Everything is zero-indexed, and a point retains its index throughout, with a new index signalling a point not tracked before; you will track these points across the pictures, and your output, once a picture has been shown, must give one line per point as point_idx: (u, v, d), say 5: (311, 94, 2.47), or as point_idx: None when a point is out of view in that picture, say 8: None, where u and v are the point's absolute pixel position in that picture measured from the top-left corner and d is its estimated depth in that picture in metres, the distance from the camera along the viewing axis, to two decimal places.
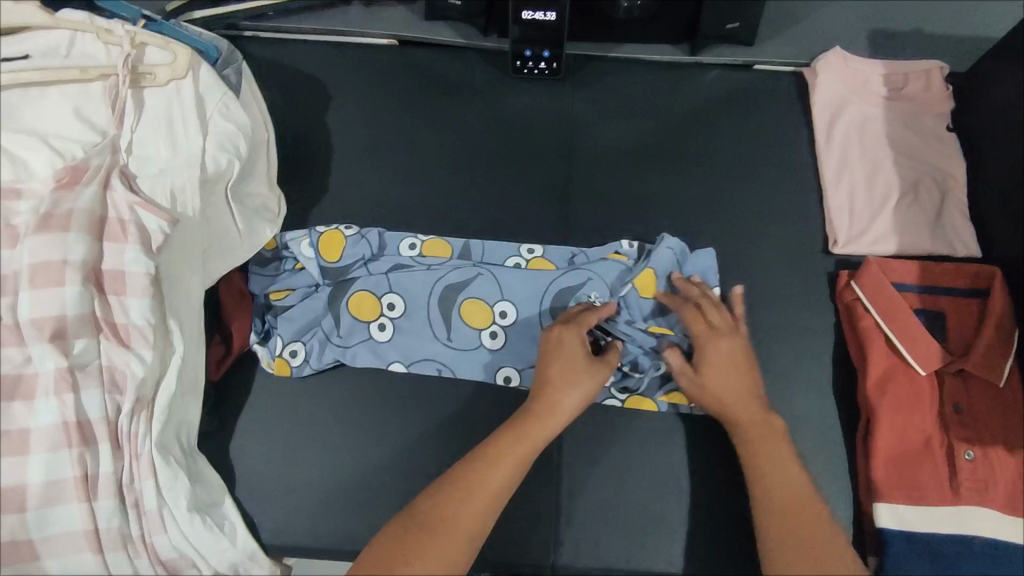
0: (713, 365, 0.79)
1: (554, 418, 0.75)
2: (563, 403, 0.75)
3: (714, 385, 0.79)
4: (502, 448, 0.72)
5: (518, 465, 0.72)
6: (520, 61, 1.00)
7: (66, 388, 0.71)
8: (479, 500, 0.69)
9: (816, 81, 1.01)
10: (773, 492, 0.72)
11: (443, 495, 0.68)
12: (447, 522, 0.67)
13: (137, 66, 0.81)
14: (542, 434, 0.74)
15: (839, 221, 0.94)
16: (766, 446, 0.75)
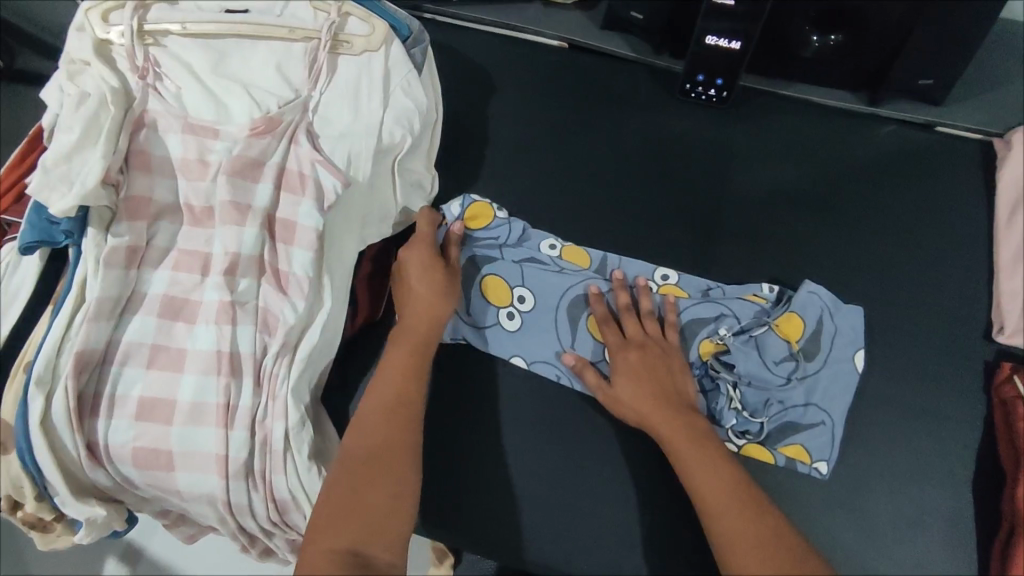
0: (621, 375, 0.80)
1: (415, 331, 0.81)
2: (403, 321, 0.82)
3: (624, 392, 0.80)
4: (393, 354, 0.80)
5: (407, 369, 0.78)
6: (690, 83, 0.99)
7: (227, 319, 0.77)
8: (376, 401, 0.76)
9: (1007, 154, 0.94)
10: (690, 481, 0.73)
11: (374, 402, 0.76)
12: (364, 422, 0.74)
13: (338, 34, 0.87)
14: (418, 344, 0.80)
15: (1010, 308, 0.87)
16: (687, 442, 0.75)
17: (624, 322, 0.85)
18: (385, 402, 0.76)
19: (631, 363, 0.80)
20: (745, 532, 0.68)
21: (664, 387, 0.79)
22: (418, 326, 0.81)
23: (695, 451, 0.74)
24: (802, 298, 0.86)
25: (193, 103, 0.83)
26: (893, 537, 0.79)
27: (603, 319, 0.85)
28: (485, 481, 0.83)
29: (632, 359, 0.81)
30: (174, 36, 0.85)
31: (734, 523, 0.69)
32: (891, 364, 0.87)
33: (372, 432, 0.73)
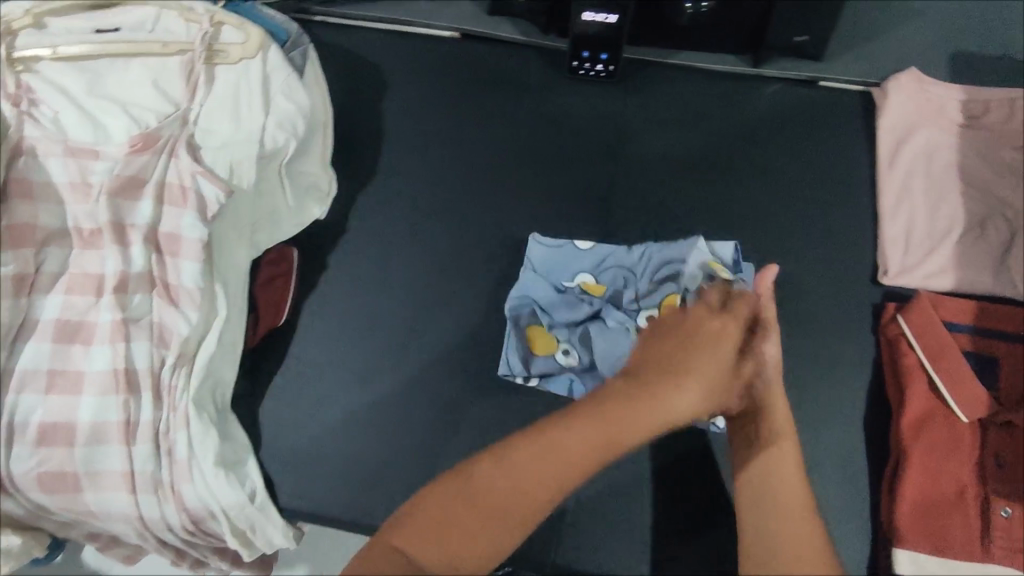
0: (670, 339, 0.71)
1: (658, 392, 0.66)
2: (681, 391, 0.66)
3: (658, 355, 0.69)
4: (622, 408, 0.64)
5: (633, 436, 0.64)
6: (576, 61, 1.00)
7: (120, 337, 0.78)
8: (570, 465, 0.62)
9: (885, 102, 0.96)
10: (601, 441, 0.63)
11: (576, 449, 0.62)
12: (489, 482, 0.60)
13: (213, 44, 0.85)
14: (660, 415, 0.65)
15: (892, 251, 0.90)
16: (643, 415, 0.65)
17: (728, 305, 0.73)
18: (573, 473, 0.62)
19: (722, 347, 0.70)
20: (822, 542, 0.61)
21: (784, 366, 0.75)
22: (671, 398, 0.66)
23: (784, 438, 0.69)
24: (684, 256, 0.88)
25: (72, 127, 0.83)
26: None
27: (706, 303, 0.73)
28: (400, 471, 0.86)
29: (722, 345, 0.70)
30: (46, 61, 0.83)
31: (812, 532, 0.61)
32: (784, 317, 0.89)
33: (524, 502, 0.60)
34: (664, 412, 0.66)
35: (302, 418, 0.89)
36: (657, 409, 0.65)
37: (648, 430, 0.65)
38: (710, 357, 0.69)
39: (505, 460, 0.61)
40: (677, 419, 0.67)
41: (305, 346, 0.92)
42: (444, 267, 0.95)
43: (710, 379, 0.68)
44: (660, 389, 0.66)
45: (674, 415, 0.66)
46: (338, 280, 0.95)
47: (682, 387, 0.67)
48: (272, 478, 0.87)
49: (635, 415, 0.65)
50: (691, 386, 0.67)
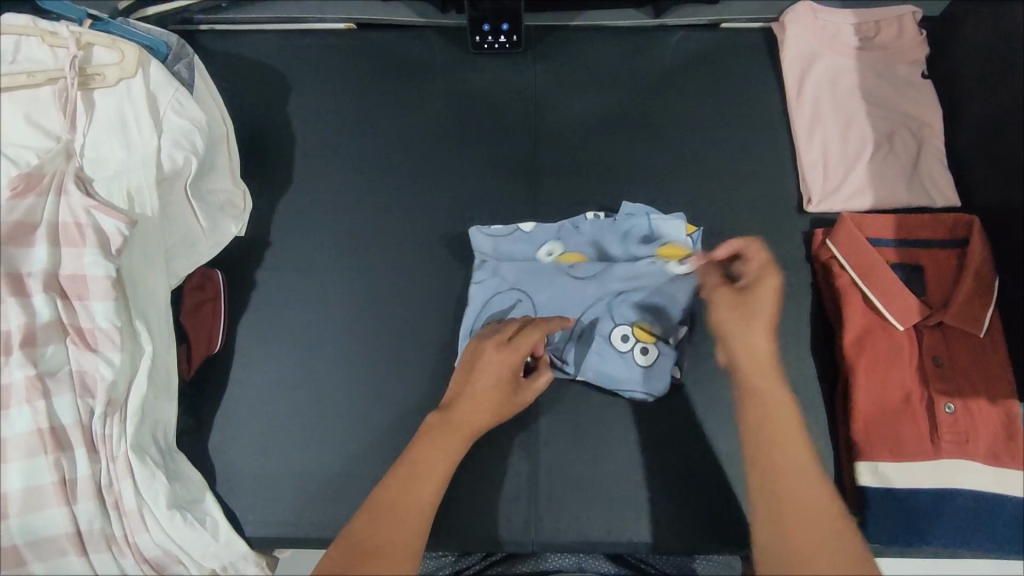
0: (479, 371, 0.74)
1: (454, 417, 0.72)
2: (469, 416, 0.72)
3: (471, 387, 0.74)
4: (430, 439, 0.70)
5: (450, 453, 0.70)
6: (479, 36, 0.98)
7: (38, 395, 0.71)
8: (420, 482, 0.67)
9: (784, 36, 0.98)
10: (440, 465, 0.68)
11: (403, 466, 0.68)
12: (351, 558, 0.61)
13: (86, 68, 0.79)
14: (464, 435, 0.71)
15: (813, 179, 0.92)
16: (465, 439, 0.72)
17: (498, 332, 0.77)
18: (416, 512, 0.65)
19: (498, 368, 0.74)
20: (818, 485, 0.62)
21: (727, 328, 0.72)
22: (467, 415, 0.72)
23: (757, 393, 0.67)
24: (623, 221, 0.88)
25: None
26: None
27: (486, 337, 0.78)
28: (367, 477, 0.83)
29: (501, 365, 0.74)
30: None
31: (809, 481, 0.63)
32: None
33: (404, 533, 0.63)
34: (466, 432, 0.72)
35: (254, 444, 0.85)
36: (453, 432, 0.71)
37: (458, 447, 0.70)
38: (472, 383, 0.74)
39: (357, 533, 0.62)
40: (478, 433, 0.73)
41: (246, 368, 0.88)
42: (378, 265, 0.92)
43: (494, 397, 0.74)
44: (461, 418, 0.72)
45: (471, 429, 0.72)
46: (271, 296, 0.91)
47: (469, 413, 0.72)
48: (234, 509, 0.83)
49: (441, 438, 0.70)
50: (478, 403, 0.73)
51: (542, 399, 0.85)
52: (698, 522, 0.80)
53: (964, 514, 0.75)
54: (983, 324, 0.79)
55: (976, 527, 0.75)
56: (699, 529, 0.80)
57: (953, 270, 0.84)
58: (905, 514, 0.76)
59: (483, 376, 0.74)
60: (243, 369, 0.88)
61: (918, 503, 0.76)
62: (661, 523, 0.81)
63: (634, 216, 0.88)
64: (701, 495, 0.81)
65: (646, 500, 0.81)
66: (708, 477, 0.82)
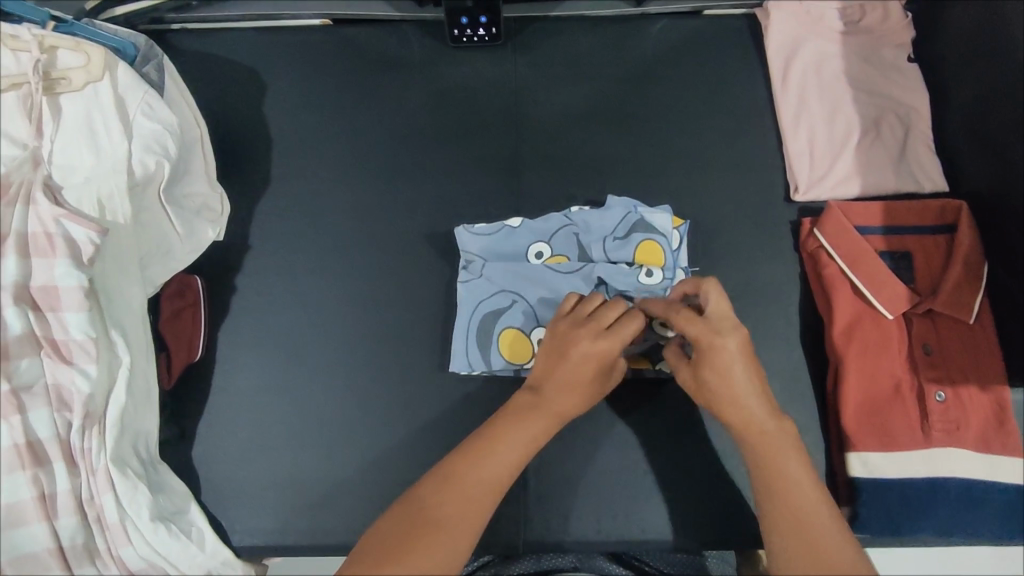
0: (579, 363, 0.69)
1: (546, 405, 0.69)
2: (562, 408, 0.70)
3: (568, 377, 0.70)
4: (516, 422, 0.68)
5: (529, 445, 0.68)
6: (458, 29, 0.96)
7: (12, 410, 0.69)
8: (500, 461, 0.65)
9: (768, 21, 0.96)
10: (523, 452, 0.67)
11: (483, 438, 0.67)
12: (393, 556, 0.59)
13: (50, 71, 0.75)
14: (552, 425, 0.69)
15: (799, 167, 0.91)
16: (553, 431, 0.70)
17: (605, 322, 0.71)
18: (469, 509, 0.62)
19: (598, 362, 0.69)
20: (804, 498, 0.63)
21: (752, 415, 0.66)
22: (558, 406, 0.69)
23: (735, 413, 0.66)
24: (612, 214, 0.86)
25: None
26: None
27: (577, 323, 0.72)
28: (355, 482, 0.82)
29: (599, 360, 0.69)
30: None
31: (799, 497, 0.63)
32: (708, 251, 0.89)
33: (472, 499, 0.63)
34: (555, 423, 0.70)
35: (239, 452, 0.84)
36: (544, 419, 0.69)
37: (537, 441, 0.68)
38: (568, 373, 0.70)
39: (422, 499, 0.63)
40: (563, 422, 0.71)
41: (229, 375, 0.87)
42: (360, 267, 0.90)
43: (585, 389, 0.70)
44: (553, 408, 0.69)
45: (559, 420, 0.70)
46: (251, 301, 0.89)
47: (563, 405, 0.70)
48: (220, 518, 0.82)
49: (530, 428, 0.68)
50: (572, 394, 0.70)
51: None
52: (689, 518, 0.80)
53: (957, 502, 0.75)
54: (972, 310, 0.78)
55: (968, 515, 0.75)
56: (689, 525, 0.80)
57: (942, 256, 0.83)
58: (897, 505, 0.75)
59: (582, 371, 0.70)
60: (225, 376, 0.86)
61: (910, 494, 0.75)
62: (651, 520, 0.80)
63: (622, 208, 0.86)
64: (692, 491, 0.81)
65: (636, 497, 0.81)
66: (697, 474, 0.81)
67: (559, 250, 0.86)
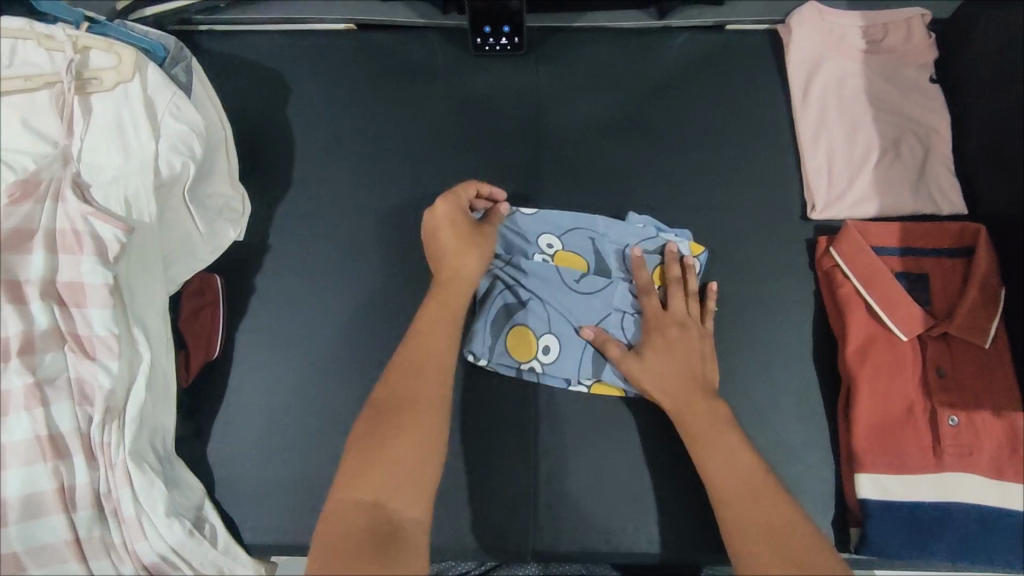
0: (443, 232, 0.82)
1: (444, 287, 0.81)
2: (461, 275, 0.81)
3: (446, 251, 0.82)
4: (431, 314, 0.79)
5: (451, 318, 0.79)
6: (480, 37, 0.97)
7: (36, 403, 0.71)
8: (431, 349, 0.77)
9: (790, 38, 0.96)
10: (443, 333, 0.78)
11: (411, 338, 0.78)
12: (378, 493, 0.67)
13: (82, 71, 0.78)
14: (462, 292, 0.81)
15: (817, 185, 0.91)
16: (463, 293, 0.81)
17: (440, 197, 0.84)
18: (424, 416, 0.72)
19: (454, 221, 0.82)
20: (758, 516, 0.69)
21: (691, 375, 0.78)
22: (453, 276, 0.81)
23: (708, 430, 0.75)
24: (633, 229, 0.88)
25: None
26: (750, 427, 0.83)
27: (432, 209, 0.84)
28: None
29: (461, 211, 0.82)
30: None
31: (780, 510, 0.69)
32: (724, 266, 0.89)
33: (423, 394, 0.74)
34: (462, 288, 0.81)
35: (253, 450, 0.85)
36: (447, 298, 0.80)
37: (458, 307, 0.80)
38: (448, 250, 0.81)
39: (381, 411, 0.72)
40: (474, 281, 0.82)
41: (245, 374, 0.88)
42: (376, 272, 0.91)
43: (467, 244, 0.81)
44: (451, 284, 0.81)
45: (466, 286, 0.81)
46: (269, 302, 0.90)
47: (458, 273, 0.81)
48: (234, 516, 0.83)
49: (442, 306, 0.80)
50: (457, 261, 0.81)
51: (541, 408, 0.84)
52: (696, 532, 0.80)
53: (968, 527, 0.74)
54: (988, 334, 0.78)
55: (979, 540, 0.74)
56: (696, 540, 0.80)
57: (959, 279, 0.83)
58: (907, 527, 0.75)
59: (452, 235, 0.82)
60: (241, 375, 0.88)
61: (920, 517, 0.75)
62: (657, 533, 0.80)
63: (649, 230, 0.89)
64: (700, 506, 0.81)
65: (643, 509, 0.81)
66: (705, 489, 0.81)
67: (575, 253, 0.88)
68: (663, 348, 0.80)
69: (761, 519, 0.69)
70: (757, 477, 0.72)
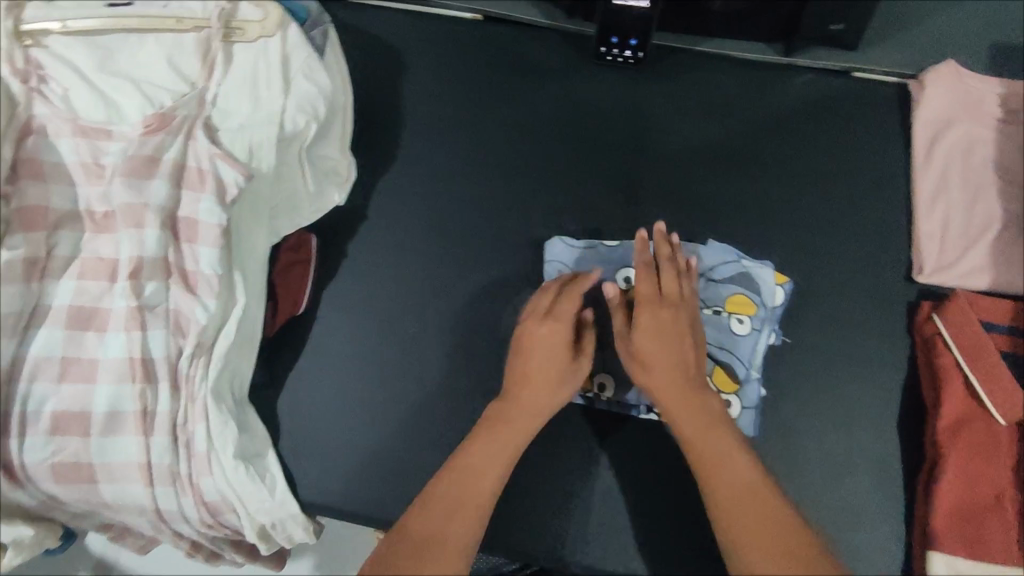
0: (537, 343, 0.79)
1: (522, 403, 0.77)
2: (549, 397, 0.77)
3: (534, 363, 0.78)
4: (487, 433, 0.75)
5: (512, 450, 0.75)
6: (605, 47, 0.96)
7: (135, 325, 0.74)
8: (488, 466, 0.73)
9: (923, 95, 0.93)
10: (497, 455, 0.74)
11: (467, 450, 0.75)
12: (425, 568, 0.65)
13: (230, 21, 0.82)
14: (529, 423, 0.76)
15: (927, 249, 0.88)
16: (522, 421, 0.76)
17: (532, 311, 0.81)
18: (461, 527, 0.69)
19: (558, 340, 0.79)
20: (774, 536, 0.64)
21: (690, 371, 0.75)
22: (502, 439, 0.75)
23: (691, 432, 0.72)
24: (712, 257, 0.86)
25: (82, 105, 0.78)
26: (820, 482, 0.81)
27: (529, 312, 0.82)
28: (425, 465, 0.84)
29: (558, 337, 0.79)
30: (55, 35, 0.79)
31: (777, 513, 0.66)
32: (817, 314, 0.87)
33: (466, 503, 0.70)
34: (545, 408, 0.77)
35: (321, 412, 0.87)
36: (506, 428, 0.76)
37: (502, 470, 0.74)
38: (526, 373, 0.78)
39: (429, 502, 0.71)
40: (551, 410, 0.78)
41: (322, 336, 0.89)
42: (464, 259, 0.92)
43: (561, 360, 0.78)
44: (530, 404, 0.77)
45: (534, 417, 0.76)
46: (359, 269, 0.92)
47: (545, 398, 0.77)
48: (293, 470, 0.85)
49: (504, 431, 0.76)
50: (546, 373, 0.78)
51: (608, 424, 0.84)
52: None
53: None
54: None
55: None
56: None
57: None
58: None
59: (546, 350, 0.79)
60: (319, 335, 0.89)
61: None
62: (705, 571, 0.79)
63: (731, 258, 0.86)
64: None
65: (695, 544, 0.80)
66: None
67: None
68: (653, 327, 0.77)
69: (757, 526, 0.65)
70: (734, 459, 0.70)
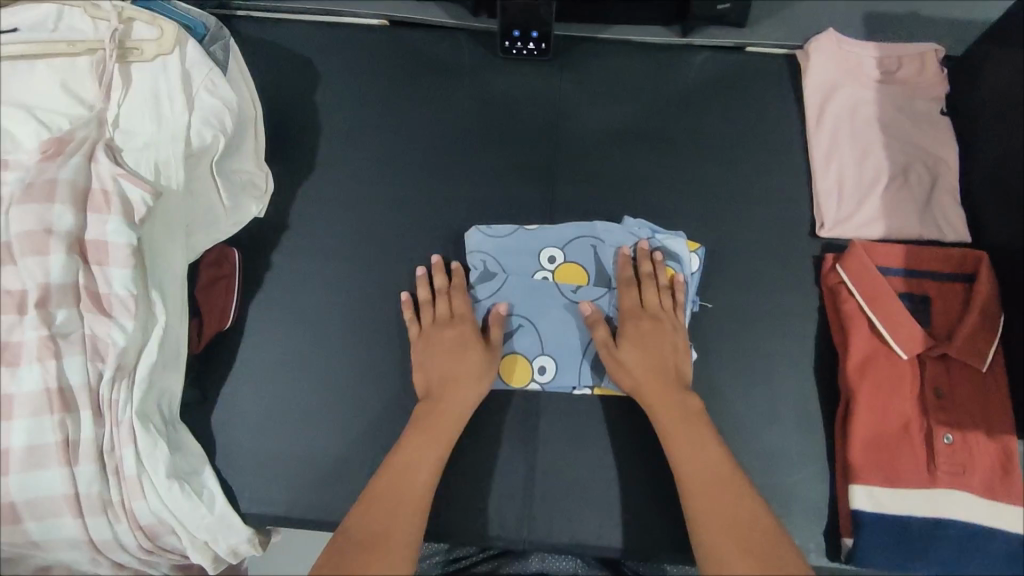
0: (439, 346, 0.83)
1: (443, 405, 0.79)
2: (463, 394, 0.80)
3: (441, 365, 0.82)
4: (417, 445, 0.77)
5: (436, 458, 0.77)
6: (509, 41, 0.99)
7: (49, 355, 0.72)
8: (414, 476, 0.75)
9: (808, 64, 0.99)
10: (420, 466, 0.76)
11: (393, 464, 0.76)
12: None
13: (125, 41, 0.81)
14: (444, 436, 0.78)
15: (827, 206, 0.93)
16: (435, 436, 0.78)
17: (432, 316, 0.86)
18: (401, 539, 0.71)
19: (463, 338, 0.83)
20: (744, 517, 0.71)
21: (666, 371, 0.81)
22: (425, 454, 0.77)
23: (673, 428, 0.78)
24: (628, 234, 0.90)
25: None
26: (746, 434, 0.85)
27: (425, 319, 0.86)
28: (367, 464, 0.85)
29: (460, 338, 0.83)
30: None
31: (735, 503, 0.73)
32: (730, 277, 0.91)
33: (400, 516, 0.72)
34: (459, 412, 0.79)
35: (257, 424, 0.86)
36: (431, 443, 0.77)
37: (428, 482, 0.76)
38: (447, 372, 0.81)
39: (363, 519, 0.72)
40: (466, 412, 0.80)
41: (253, 349, 0.89)
42: (389, 258, 0.93)
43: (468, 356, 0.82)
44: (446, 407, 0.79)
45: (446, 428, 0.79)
46: (284, 278, 0.92)
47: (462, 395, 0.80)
48: (234, 484, 0.85)
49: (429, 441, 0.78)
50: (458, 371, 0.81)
51: (542, 403, 0.87)
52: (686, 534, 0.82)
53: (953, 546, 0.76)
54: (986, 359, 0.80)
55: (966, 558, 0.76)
56: (682, 540, 0.82)
57: (958, 303, 0.85)
58: (896, 542, 0.76)
59: (447, 351, 0.82)
60: (250, 348, 0.89)
61: (910, 530, 0.77)
62: (647, 531, 0.82)
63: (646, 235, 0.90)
64: None
65: (635, 507, 0.83)
66: None
67: (574, 261, 0.90)
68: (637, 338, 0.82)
69: (727, 512, 0.72)
70: (706, 453, 0.76)
